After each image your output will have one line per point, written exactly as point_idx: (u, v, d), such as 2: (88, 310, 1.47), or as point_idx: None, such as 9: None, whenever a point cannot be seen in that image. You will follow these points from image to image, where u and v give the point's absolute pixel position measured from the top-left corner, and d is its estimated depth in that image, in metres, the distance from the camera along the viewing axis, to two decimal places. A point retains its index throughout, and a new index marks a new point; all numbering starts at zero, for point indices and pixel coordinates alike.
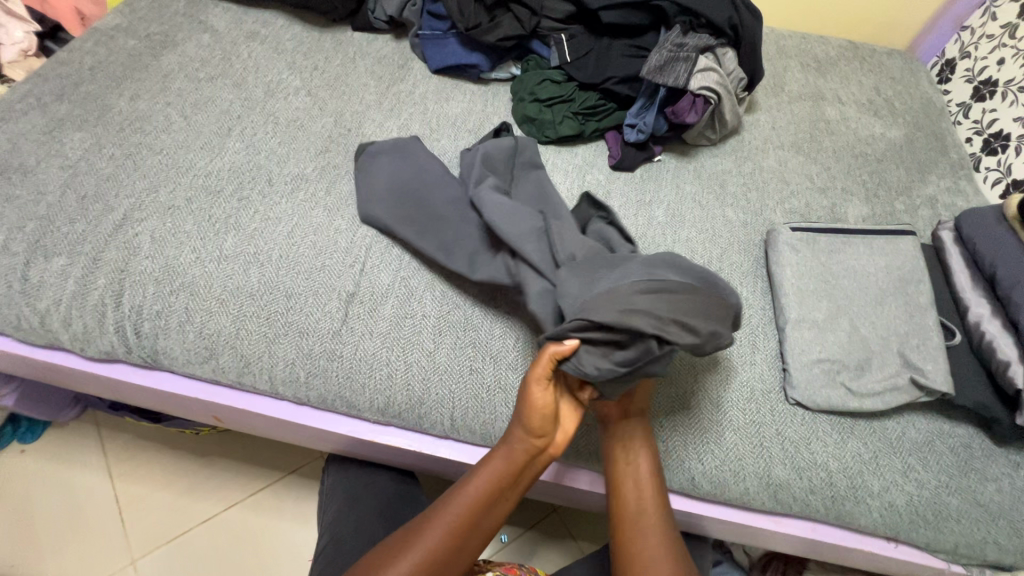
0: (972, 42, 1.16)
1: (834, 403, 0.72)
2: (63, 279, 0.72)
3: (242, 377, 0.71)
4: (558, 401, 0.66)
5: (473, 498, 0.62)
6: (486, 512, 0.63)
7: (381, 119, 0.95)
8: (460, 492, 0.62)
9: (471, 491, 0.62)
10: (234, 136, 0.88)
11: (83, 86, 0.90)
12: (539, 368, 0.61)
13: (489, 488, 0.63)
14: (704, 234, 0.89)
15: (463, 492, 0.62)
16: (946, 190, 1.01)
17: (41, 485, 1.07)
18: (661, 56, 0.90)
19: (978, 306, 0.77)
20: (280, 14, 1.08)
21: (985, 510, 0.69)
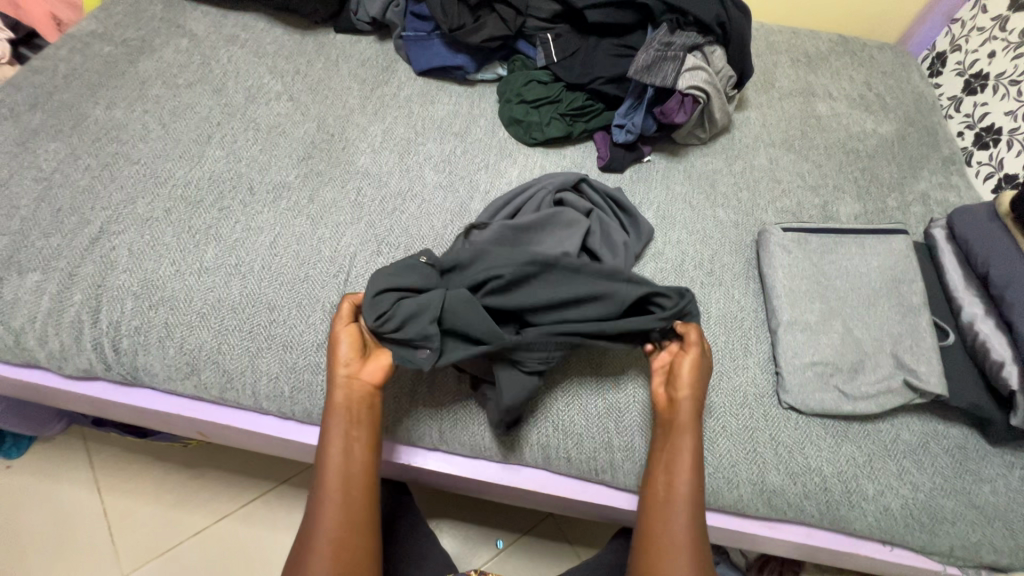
0: (963, 35, 1.15)
1: (828, 407, 0.71)
2: (38, 296, 0.70)
3: (225, 392, 0.70)
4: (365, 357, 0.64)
5: (336, 474, 0.58)
6: (355, 461, 0.60)
7: (365, 123, 0.94)
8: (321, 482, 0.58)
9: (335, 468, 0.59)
10: (214, 144, 0.86)
11: (58, 95, 0.88)
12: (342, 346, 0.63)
13: (349, 452, 0.60)
14: (695, 235, 0.88)
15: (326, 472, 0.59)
16: (938, 185, 1.00)
17: (27, 501, 1.05)
18: (648, 56, 0.88)
19: (972, 306, 0.76)
20: (261, 17, 1.06)
21: (980, 512, 0.69)
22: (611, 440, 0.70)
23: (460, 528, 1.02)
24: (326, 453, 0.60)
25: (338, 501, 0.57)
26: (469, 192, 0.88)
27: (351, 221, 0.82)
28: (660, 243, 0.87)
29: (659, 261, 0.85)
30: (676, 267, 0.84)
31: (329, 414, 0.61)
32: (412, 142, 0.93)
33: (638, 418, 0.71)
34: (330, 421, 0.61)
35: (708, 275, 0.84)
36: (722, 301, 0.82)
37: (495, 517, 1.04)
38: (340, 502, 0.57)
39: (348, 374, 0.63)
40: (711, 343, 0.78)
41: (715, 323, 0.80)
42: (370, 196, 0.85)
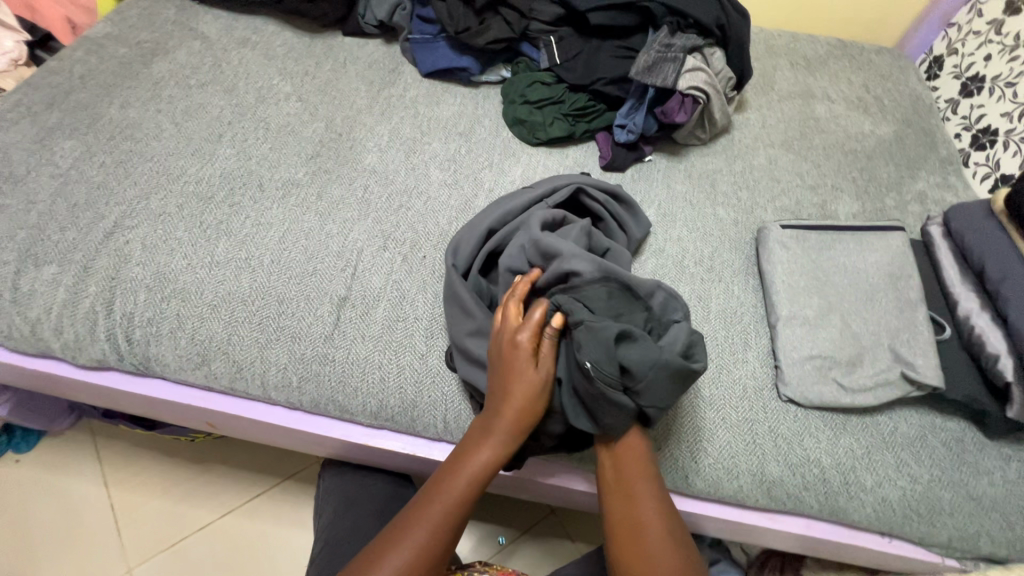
0: (959, 39, 1.17)
1: (826, 399, 0.73)
2: (54, 288, 0.72)
3: (234, 382, 0.71)
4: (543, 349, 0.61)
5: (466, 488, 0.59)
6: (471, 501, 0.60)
7: (372, 123, 0.96)
8: (445, 484, 0.59)
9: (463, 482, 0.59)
10: (225, 142, 0.89)
11: (74, 94, 0.90)
12: (524, 334, 0.61)
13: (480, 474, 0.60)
14: (696, 232, 0.90)
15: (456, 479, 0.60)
16: (935, 185, 1.02)
17: (36, 495, 1.07)
18: (649, 57, 0.90)
19: (968, 300, 0.77)
20: (271, 21, 1.09)
21: (978, 503, 0.70)
22: None
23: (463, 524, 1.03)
24: (458, 479, 0.60)
25: (446, 525, 0.58)
26: (474, 190, 0.90)
27: (358, 217, 0.83)
28: (661, 240, 0.88)
29: (661, 257, 0.86)
30: (677, 264, 0.86)
31: (484, 442, 0.60)
32: (418, 142, 0.94)
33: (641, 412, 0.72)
34: (482, 453, 0.60)
35: (709, 271, 0.86)
36: (722, 296, 0.83)
37: (498, 513, 1.05)
38: (444, 527, 0.58)
39: (521, 408, 0.60)
40: (710, 337, 0.79)
41: (715, 318, 0.81)
42: (377, 193, 0.87)
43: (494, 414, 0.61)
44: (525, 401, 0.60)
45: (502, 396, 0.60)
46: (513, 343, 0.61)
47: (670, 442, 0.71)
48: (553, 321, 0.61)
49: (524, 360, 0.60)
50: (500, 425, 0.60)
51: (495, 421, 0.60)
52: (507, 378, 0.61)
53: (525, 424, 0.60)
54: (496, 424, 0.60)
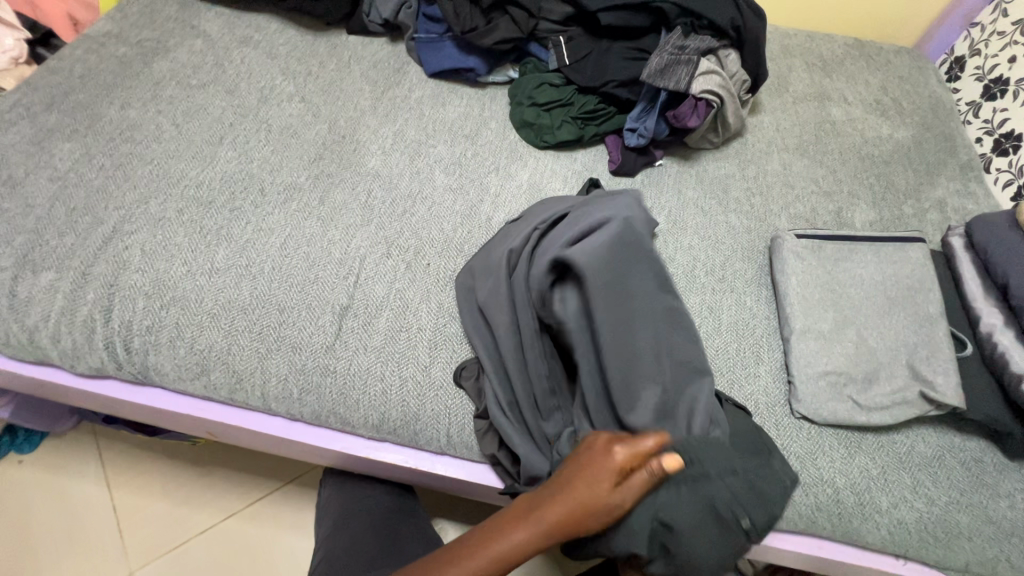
0: (982, 39, 1.13)
1: (841, 417, 0.70)
2: (51, 295, 0.71)
3: (234, 393, 0.70)
4: (639, 473, 0.50)
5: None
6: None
7: (376, 125, 0.94)
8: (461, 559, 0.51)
9: (479, 565, 0.51)
10: (226, 145, 0.87)
11: (73, 95, 0.88)
12: (624, 451, 0.49)
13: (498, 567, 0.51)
14: (707, 241, 0.87)
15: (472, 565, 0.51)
16: (955, 192, 0.99)
17: (38, 496, 1.06)
18: (663, 58, 0.87)
19: (991, 316, 0.75)
20: (274, 19, 1.06)
21: (998, 527, 0.67)
22: None
23: None
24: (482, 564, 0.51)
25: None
26: (480, 195, 0.88)
27: (361, 223, 0.82)
28: (671, 248, 0.86)
29: (671, 267, 0.84)
30: (687, 273, 0.83)
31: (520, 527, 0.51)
32: (423, 145, 0.92)
33: None
34: (514, 543, 0.51)
35: (720, 281, 0.83)
36: (734, 307, 0.81)
37: None
38: None
39: (574, 517, 0.50)
40: (721, 351, 0.77)
41: (726, 331, 0.79)
42: (380, 198, 0.85)
43: (543, 517, 0.50)
44: (589, 511, 0.49)
45: (558, 491, 0.51)
46: (609, 445, 0.51)
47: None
48: (666, 461, 0.50)
49: (608, 469, 0.49)
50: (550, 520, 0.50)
51: (543, 511, 0.50)
52: (574, 481, 0.50)
53: (576, 530, 0.50)
54: (543, 512, 0.50)
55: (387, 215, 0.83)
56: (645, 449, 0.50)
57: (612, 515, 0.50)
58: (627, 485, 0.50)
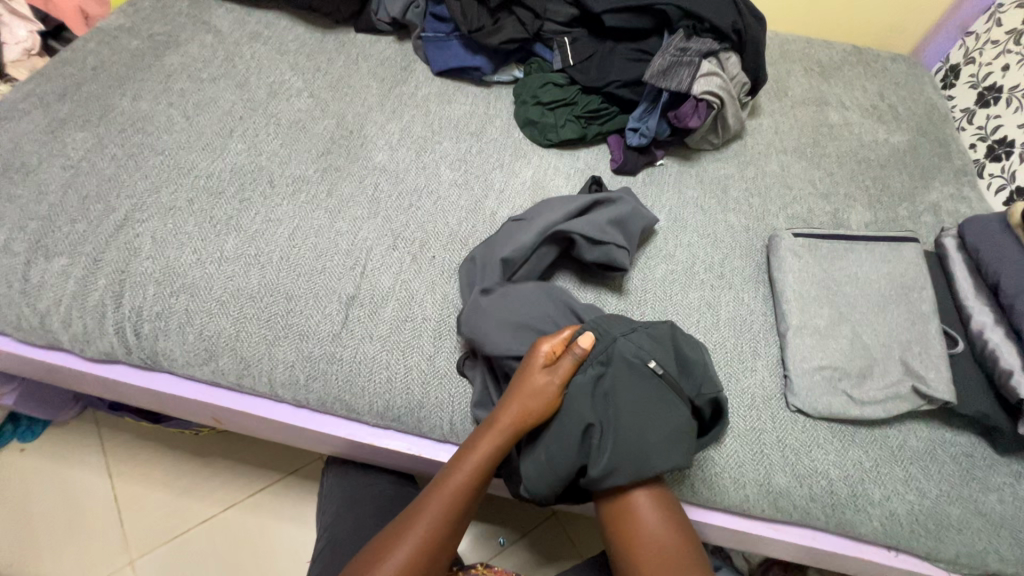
0: (977, 48, 1.16)
1: (835, 411, 0.72)
2: (63, 280, 0.72)
3: (241, 379, 0.71)
4: (561, 359, 0.65)
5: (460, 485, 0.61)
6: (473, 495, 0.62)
7: (383, 121, 0.95)
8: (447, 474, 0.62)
9: (462, 476, 0.61)
10: (236, 137, 0.88)
11: (86, 86, 0.90)
12: (544, 344, 0.65)
13: (477, 475, 0.62)
14: (706, 238, 0.89)
15: (456, 476, 0.61)
16: (949, 196, 1.01)
17: (39, 483, 1.07)
18: (664, 60, 0.89)
19: (982, 315, 0.77)
20: (283, 16, 1.08)
21: (988, 520, 0.69)
22: None
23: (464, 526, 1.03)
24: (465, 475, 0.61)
25: (452, 518, 0.60)
26: (484, 190, 0.89)
27: (368, 215, 0.83)
28: (672, 245, 0.88)
29: (670, 263, 0.86)
30: (687, 270, 0.85)
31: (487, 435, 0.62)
32: (429, 140, 0.94)
33: None
34: (481, 448, 0.62)
35: (719, 278, 0.85)
36: (732, 303, 0.83)
37: (499, 515, 1.05)
38: (449, 515, 0.60)
39: (522, 410, 0.62)
40: (720, 345, 0.78)
41: (724, 326, 0.80)
42: (387, 191, 0.87)
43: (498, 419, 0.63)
44: (532, 408, 0.63)
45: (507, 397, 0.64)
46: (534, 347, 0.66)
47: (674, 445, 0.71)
48: (579, 340, 0.65)
49: (537, 365, 0.65)
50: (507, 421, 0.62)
51: (500, 416, 0.63)
52: (515, 384, 0.64)
53: (527, 423, 0.63)
54: (501, 420, 0.62)
55: (394, 208, 0.85)
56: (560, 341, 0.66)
57: (552, 402, 0.64)
58: (552, 372, 0.64)
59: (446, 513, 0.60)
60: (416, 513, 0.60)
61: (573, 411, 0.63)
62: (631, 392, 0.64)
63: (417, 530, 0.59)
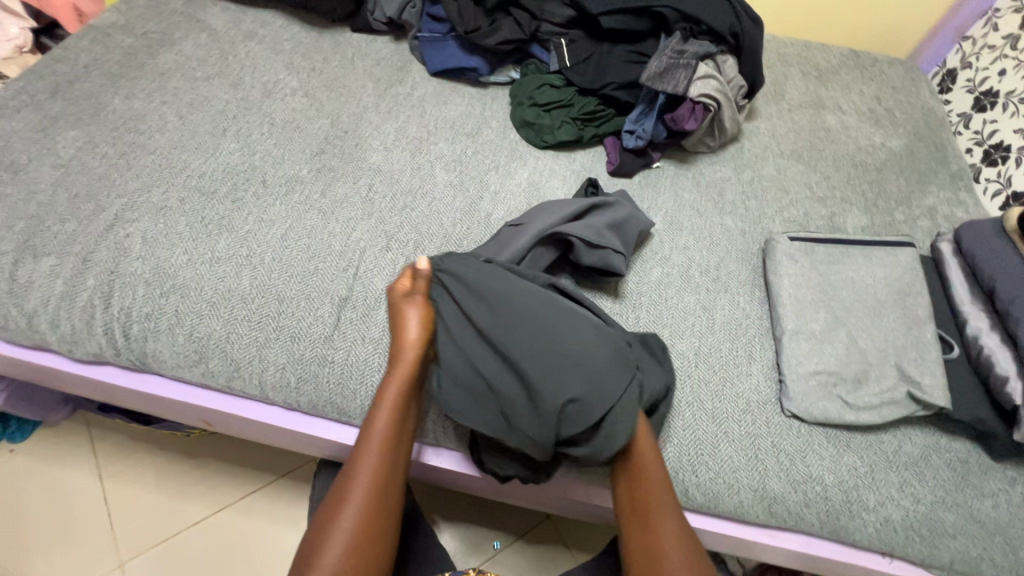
0: (974, 52, 1.16)
1: (830, 416, 0.72)
2: (52, 280, 0.71)
3: (232, 381, 0.70)
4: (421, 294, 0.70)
5: (382, 434, 0.62)
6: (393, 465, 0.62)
7: (378, 121, 0.95)
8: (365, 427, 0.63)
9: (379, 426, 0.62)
10: (229, 137, 0.88)
11: (78, 84, 0.89)
12: (398, 287, 0.71)
13: (394, 422, 0.63)
14: (702, 241, 0.89)
15: (372, 428, 0.62)
16: (946, 201, 1.01)
17: (28, 485, 1.06)
18: (661, 63, 0.89)
19: (977, 320, 0.76)
20: (279, 15, 1.07)
21: (982, 526, 0.68)
22: None
23: (457, 529, 1.03)
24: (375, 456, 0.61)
25: (382, 467, 0.61)
26: (480, 192, 0.89)
27: (362, 216, 0.83)
28: (667, 248, 0.87)
29: (666, 266, 0.85)
30: (682, 273, 0.85)
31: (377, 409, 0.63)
32: (424, 141, 0.94)
33: None
34: (388, 394, 0.64)
35: (714, 281, 0.85)
36: (727, 307, 0.82)
37: (492, 518, 1.04)
38: (383, 465, 0.61)
39: (411, 347, 0.66)
40: (715, 349, 0.78)
41: (719, 330, 0.80)
42: (381, 192, 0.86)
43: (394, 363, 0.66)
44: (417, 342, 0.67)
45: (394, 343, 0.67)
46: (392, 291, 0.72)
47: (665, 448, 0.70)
48: (421, 268, 0.71)
49: (401, 303, 0.69)
50: (392, 386, 0.64)
51: (396, 359, 0.66)
52: (396, 329, 0.68)
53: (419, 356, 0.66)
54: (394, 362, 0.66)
55: (388, 209, 0.84)
56: (407, 278, 0.72)
57: (428, 329, 0.68)
58: (416, 307, 0.69)
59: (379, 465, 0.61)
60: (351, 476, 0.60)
61: (475, 360, 0.64)
62: (490, 300, 0.67)
63: (355, 488, 0.59)
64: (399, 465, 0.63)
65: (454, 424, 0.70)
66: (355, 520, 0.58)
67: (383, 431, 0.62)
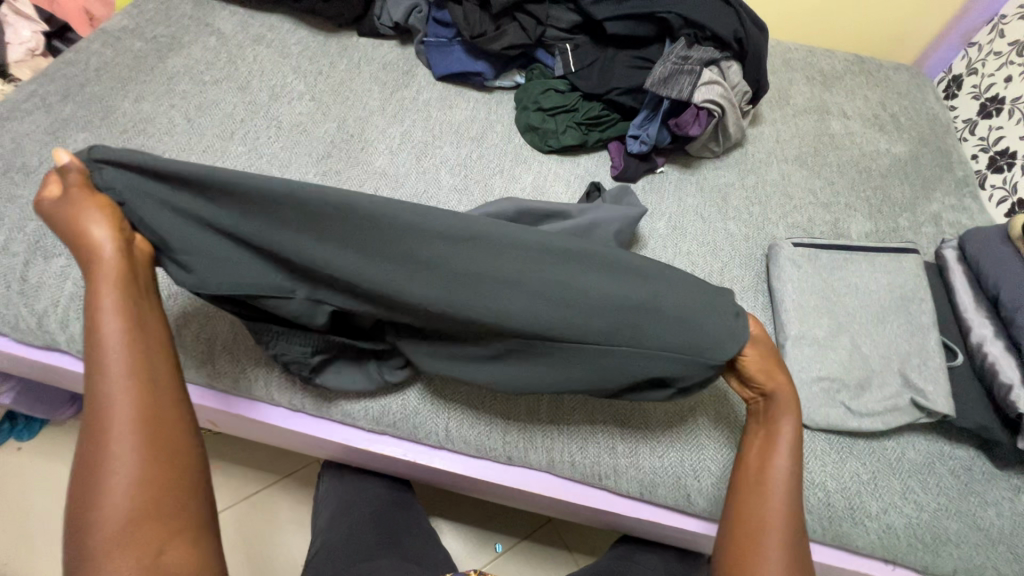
0: (980, 59, 1.15)
1: (833, 422, 0.72)
2: (62, 281, 0.72)
3: (238, 382, 0.71)
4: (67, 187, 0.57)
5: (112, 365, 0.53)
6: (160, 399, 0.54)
7: (384, 125, 0.96)
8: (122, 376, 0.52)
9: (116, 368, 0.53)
10: (237, 140, 0.89)
11: (88, 87, 0.90)
12: (50, 189, 0.58)
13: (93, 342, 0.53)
14: (706, 247, 0.89)
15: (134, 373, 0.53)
16: (951, 207, 1.01)
17: (35, 483, 1.07)
18: (665, 68, 0.89)
19: (982, 328, 0.76)
20: (286, 19, 1.09)
21: (985, 534, 0.68)
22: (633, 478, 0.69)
23: (460, 531, 1.03)
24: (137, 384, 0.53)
25: (141, 417, 0.52)
26: (484, 196, 0.89)
27: None
28: (671, 253, 0.88)
29: None
30: None
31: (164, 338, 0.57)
32: (429, 145, 0.94)
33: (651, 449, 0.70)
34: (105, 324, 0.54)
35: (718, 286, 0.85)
36: None
37: (495, 521, 1.04)
38: (147, 413, 0.52)
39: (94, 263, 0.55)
40: None
41: None
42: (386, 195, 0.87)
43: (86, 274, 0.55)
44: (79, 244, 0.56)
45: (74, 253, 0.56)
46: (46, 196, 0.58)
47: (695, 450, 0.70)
48: (63, 160, 0.56)
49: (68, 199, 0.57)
50: (107, 293, 0.54)
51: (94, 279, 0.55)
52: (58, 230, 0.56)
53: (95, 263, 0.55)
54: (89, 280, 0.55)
55: None
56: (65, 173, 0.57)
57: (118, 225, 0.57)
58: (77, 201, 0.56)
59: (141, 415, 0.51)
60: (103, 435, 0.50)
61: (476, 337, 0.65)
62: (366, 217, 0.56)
63: (119, 441, 0.50)
64: (163, 387, 0.54)
65: (462, 428, 0.70)
66: (136, 453, 0.50)
67: (122, 355, 0.53)
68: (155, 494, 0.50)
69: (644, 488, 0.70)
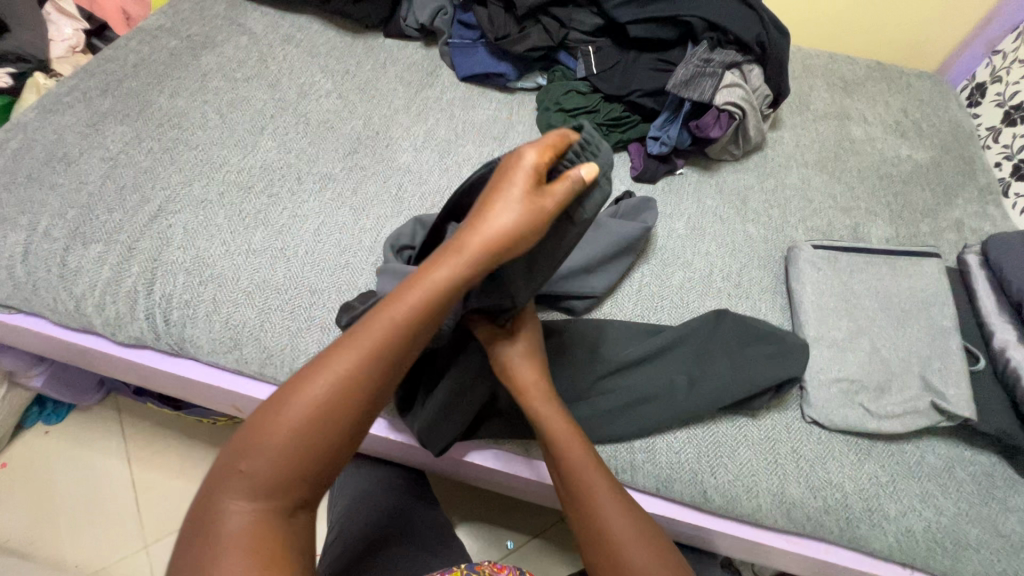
0: (1004, 67, 1.14)
1: (852, 424, 0.71)
2: (99, 266, 0.75)
3: (263, 367, 0.73)
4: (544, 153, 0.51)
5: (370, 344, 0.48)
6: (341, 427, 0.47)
7: (409, 123, 0.98)
8: (338, 364, 0.47)
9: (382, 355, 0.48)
10: (266, 135, 0.91)
11: (127, 83, 0.94)
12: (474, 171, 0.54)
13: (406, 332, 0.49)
14: (724, 248, 0.90)
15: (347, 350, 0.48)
16: (973, 214, 1.00)
17: (61, 465, 1.10)
18: (687, 71, 0.91)
19: (1004, 333, 0.76)
20: (315, 20, 1.12)
21: (1007, 541, 0.67)
22: (648, 471, 0.70)
23: (472, 526, 1.04)
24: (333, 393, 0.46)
25: (315, 426, 0.46)
26: None
27: (390, 214, 0.85)
28: (690, 253, 0.88)
29: (687, 270, 0.86)
30: (704, 278, 0.86)
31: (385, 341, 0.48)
32: (452, 143, 0.96)
33: (668, 446, 0.71)
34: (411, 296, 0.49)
35: (736, 287, 0.85)
36: (748, 313, 0.83)
37: (507, 517, 1.05)
38: (325, 419, 0.46)
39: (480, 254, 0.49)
40: None
41: None
42: (410, 191, 0.89)
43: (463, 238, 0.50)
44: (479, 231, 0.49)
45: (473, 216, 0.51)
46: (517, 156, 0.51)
47: (710, 448, 0.71)
48: None
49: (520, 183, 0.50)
50: (448, 262, 0.50)
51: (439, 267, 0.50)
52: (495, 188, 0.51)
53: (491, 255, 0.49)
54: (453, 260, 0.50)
55: (416, 208, 0.87)
56: None
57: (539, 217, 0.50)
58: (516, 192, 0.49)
59: (323, 417, 0.46)
60: (259, 430, 0.46)
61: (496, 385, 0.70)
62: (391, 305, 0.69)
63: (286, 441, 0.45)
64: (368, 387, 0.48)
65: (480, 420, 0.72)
66: (288, 452, 0.45)
67: (381, 364, 0.48)
68: (252, 546, 0.43)
69: (660, 483, 0.70)
